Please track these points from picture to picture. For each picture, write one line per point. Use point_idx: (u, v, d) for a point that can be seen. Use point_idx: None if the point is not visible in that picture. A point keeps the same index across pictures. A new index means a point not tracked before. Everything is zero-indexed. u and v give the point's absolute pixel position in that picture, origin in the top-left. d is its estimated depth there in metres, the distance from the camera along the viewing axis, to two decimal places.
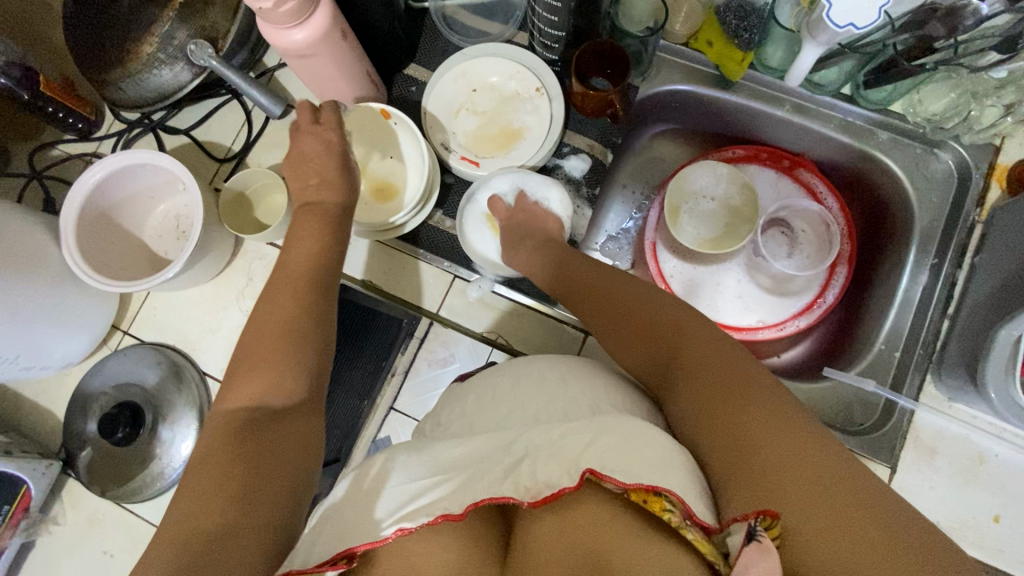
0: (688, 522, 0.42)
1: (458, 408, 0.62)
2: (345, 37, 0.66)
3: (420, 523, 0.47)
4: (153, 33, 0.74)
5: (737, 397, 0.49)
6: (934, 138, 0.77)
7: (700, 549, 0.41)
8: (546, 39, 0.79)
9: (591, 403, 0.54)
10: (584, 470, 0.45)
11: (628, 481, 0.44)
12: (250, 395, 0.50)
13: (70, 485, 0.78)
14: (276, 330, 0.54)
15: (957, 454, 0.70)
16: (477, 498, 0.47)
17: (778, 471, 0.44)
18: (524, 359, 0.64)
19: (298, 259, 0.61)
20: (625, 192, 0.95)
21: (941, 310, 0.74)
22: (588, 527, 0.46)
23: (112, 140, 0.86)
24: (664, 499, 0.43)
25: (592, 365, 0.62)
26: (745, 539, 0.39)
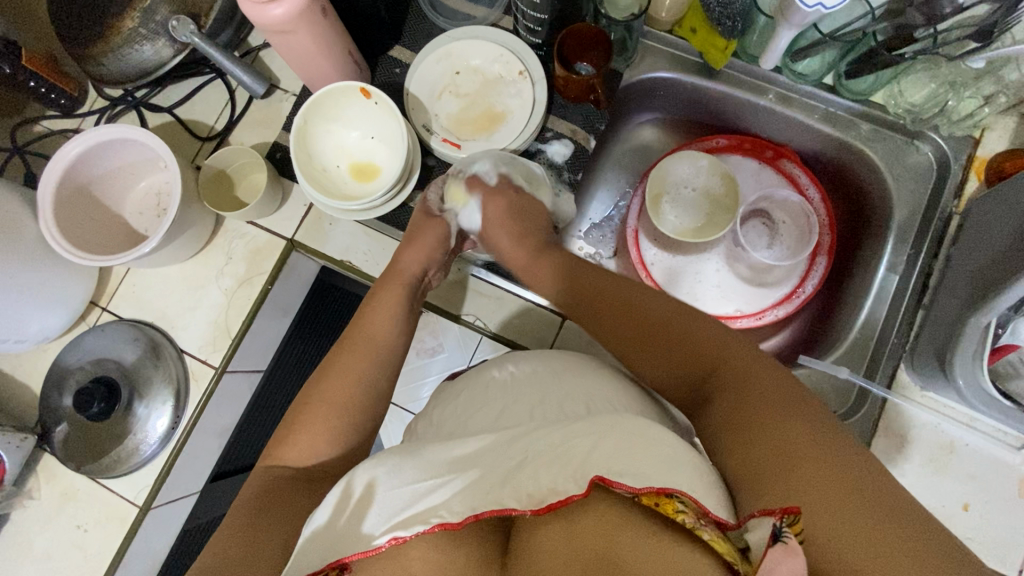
0: (704, 522, 0.42)
1: (448, 408, 0.64)
2: (324, 13, 0.67)
3: (414, 532, 0.46)
4: (135, 8, 0.76)
5: (760, 400, 0.48)
6: (913, 129, 0.77)
7: (719, 549, 0.40)
8: (529, 22, 0.79)
9: (586, 402, 0.57)
10: (593, 477, 0.44)
11: (639, 484, 0.43)
12: (331, 396, 0.61)
13: (45, 460, 0.77)
14: (359, 350, 0.66)
15: (928, 443, 0.71)
16: (478, 509, 0.47)
17: (801, 472, 0.43)
18: (521, 356, 0.66)
19: (385, 306, 0.69)
20: (609, 181, 0.96)
21: (916, 300, 0.74)
22: (597, 534, 0.44)
23: (94, 116, 0.86)
24: (676, 500, 0.42)
25: (581, 360, 0.65)
26: (771, 540, 0.38)
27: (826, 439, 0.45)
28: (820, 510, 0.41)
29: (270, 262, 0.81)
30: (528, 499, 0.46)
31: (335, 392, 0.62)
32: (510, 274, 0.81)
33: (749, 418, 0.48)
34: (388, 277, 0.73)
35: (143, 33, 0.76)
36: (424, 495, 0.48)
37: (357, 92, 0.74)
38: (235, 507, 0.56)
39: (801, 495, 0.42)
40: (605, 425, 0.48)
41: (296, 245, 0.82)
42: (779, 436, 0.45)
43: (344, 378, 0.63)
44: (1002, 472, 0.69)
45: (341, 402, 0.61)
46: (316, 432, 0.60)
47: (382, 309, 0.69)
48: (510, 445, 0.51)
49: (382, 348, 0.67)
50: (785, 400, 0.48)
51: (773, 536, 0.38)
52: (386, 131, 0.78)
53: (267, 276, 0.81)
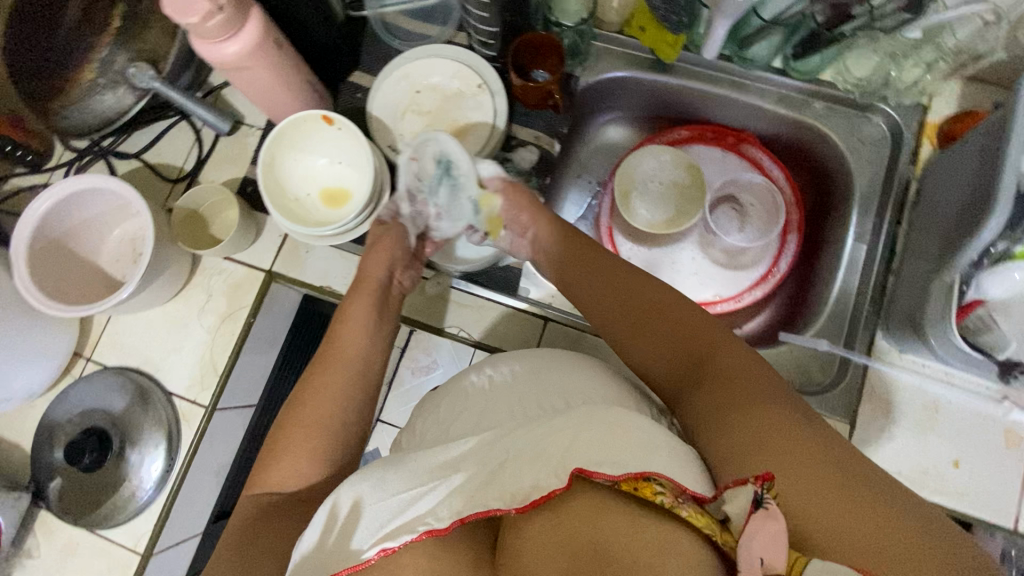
0: (681, 500, 0.43)
1: (430, 416, 0.64)
2: (280, 47, 0.68)
3: (402, 542, 0.46)
4: (92, 59, 0.77)
5: (733, 381, 0.52)
6: (864, 103, 0.80)
7: (698, 523, 0.42)
8: (482, 36, 0.82)
9: (564, 396, 0.60)
10: (574, 469, 0.45)
11: (619, 472, 0.44)
12: (318, 413, 0.61)
13: (42, 517, 0.77)
14: (338, 363, 0.65)
15: (913, 405, 0.72)
16: (463, 513, 0.47)
17: (780, 443, 0.46)
18: (503, 358, 0.67)
19: (353, 318, 0.69)
20: (579, 182, 0.98)
21: (884, 267, 0.76)
22: (585, 523, 0.45)
23: (63, 170, 0.87)
24: (654, 483, 0.43)
25: (559, 353, 0.66)
26: (752, 506, 0.41)
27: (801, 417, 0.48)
28: (796, 478, 0.44)
29: (251, 296, 0.81)
30: (511, 497, 0.47)
31: (309, 410, 0.61)
32: (489, 283, 0.83)
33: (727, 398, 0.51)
34: (358, 286, 0.72)
35: (104, 83, 0.78)
36: (412, 500, 0.49)
37: (320, 120, 0.75)
38: (227, 530, 0.59)
39: (777, 465, 0.45)
40: (583, 419, 0.49)
41: (275, 276, 0.82)
42: (757, 412, 0.48)
43: (318, 395, 0.62)
44: (986, 426, 0.71)
45: (313, 419, 0.61)
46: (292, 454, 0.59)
47: (351, 320, 0.69)
48: (498, 446, 0.51)
49: (357, 359, 0.66)
50: (764, 384, 0.51)
51: (754, 504, 0.40)
52: (351, 154, 0.78)
53: (249, 310, 0.81)
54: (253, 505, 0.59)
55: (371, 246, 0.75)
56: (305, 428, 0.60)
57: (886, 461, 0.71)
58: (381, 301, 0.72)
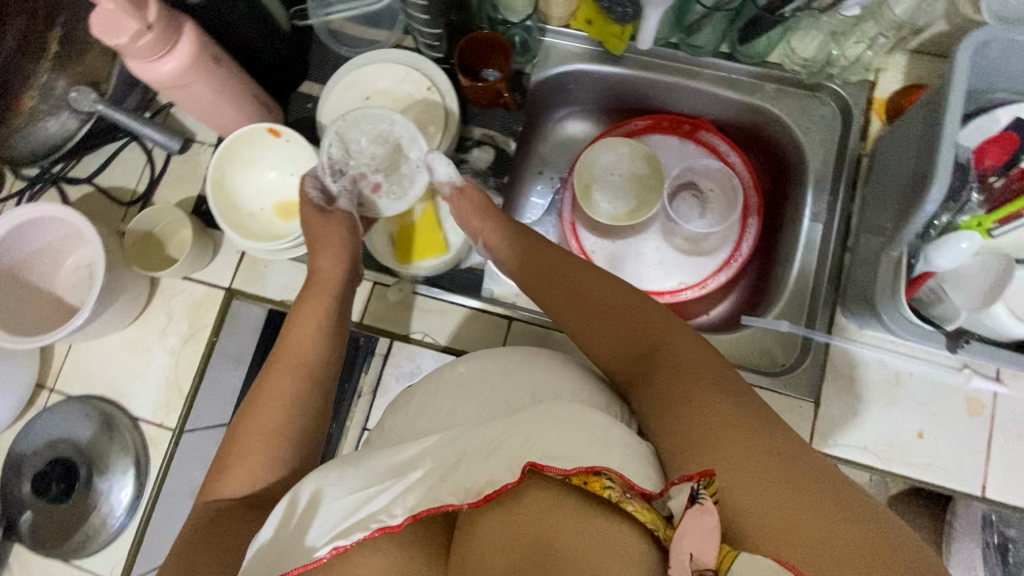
0: (628, 495, 0.44)
1: (399, 413, 0.63)
2: (219, 62, 0.68)
3: (355, 539, 0.47)
4: (33, 86, 0.76)
5: (685, 378, 0.53)
6: (812, 82, 0.80)
7: (642, 518, 0.43)
8: (427, 38, 0.81)
9: (531, 391, 0.58)
10: (525, 464, 0.45)
11: (568, 465, 0.45)
12: (275, 416, 0.61)
13: (15, 552, 0.77)
14: (295, 364, 0.65)
15: (876, 379, 0.72)
16: (416, 510, 0.47)
17: (721, 441, 0.47)
18: (473, 355, 0.65)
19: (308, 319, 0.68)
20: (541, 178, 0.98)
21: (840, 245, 0.76)
22: (536, 516, 0.45)
23: (14, 200, 0.86)
24: (603, 477, 0.44)
25: (524, 351, 0.64)
26: (689, 502, 0.43)
27: (746, 414, 0.49)
28: (736, 476, 0.45)
29: (212, 314, 0.81)
30: (465, 492, 0.47)
31: (268, 413, 0.61)
32: (453, 286, 0.84)
33: (675, 398, 0.52)
34: (311, 290, 0.71)
35: (45, 110, 0.77)
36: (369, 499, 0.49)
37: (266, 132, 0.75)
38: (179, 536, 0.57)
39: (718, 461, 0.47)
40: (540, 414, 0.49)
41: (235, 293, 0.81)
42: (699, 412, 0.50)
43: (275, 397, 0.62)
44: (947, 395, 0.71)
45: (274, 423, 0.60)
46: (252, 457, 0.59)
47: (305, 323, 0.68)
48: (454, 444, 0.50)
49: (316, 360, 0.66)
50: (714, 382, 0.52)
51: (690, 500, 0.43)
52: (303, 165, 0.78)
53: (211, 329, 0.81)
54: (206, 509, 0.58)
55: (314, 241, 0.74)
56: (266, 432, 0.60)
57: (851, 437, 0.71)
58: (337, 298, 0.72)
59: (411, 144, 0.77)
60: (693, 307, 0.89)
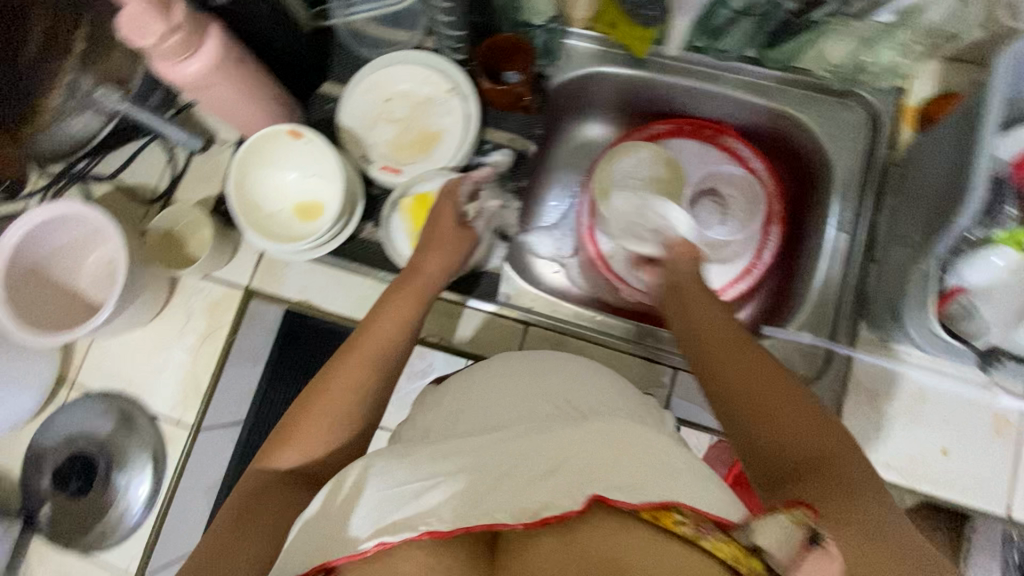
0: (703, 531, 0.42)
1: (432, 411, 0.64)
2: (242, 64, 0.68)
3: (400, 537, 0.46)
4: (57, 83, 0.77)
5: (836, 465, 0.48)
6: (841, 89, 0.79)
7: (721, 553, 0.40)
8: (450, 41, 0.81)
9: (557, 399, 0.60)
10: (593, 495, 0.45)
11: (639, 500, 0.44)
12: (343, 402, 0.59)
13: (34, 543, 0.78)
14: (370, 357, 0.61)
15: (899, 394, 0.71)
16: (468, 522, 0.46)
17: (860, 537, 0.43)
18: (505, 358, 0.67)
19: (389, 319, 0.64)
20: (559, 182, 0.98)
21: (865, 256, 0.75)
22: (602, 542, 0.43)
23: (38, 196, 0.85)
24: (674, 512, 0.43)
25: (563, 360, 0.66)
26: (804, 544, 0.39)
27: (888, 526, 0.45)
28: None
29: (230, 314, 0.81)
30: (519, 512, 0.46)
31: (336, 400, 0.59)
32: (471, 289, 0.82)
33: (812, 480, 0.47)
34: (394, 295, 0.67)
35: (71, 108, 0.78)
36: (395, 508, 0.48)
37: (288, 135, 0.75)
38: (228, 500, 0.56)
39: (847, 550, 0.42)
40: (597, 431, 0.50)
41: (253, 292, 0.82)
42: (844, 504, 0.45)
43: (347, 382, 0.60)
44: (972, 411, 0.70)
45: (340, 411, 0.59)
46: (311, 439, 0.58)
47: (386, 319, 0.64)
48: (480, 453, 0.51)
49: (393, 358, 0.62)
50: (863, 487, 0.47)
51: (809, 542, 0.39)
52: (320, 167, 0.77)
53: (229, 328, 0.81)
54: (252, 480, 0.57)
55: (429, 242, 0.72)
56: (330, 417, 0.58)
57: (873, 450, 0.70)
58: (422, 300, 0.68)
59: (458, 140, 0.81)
60: None
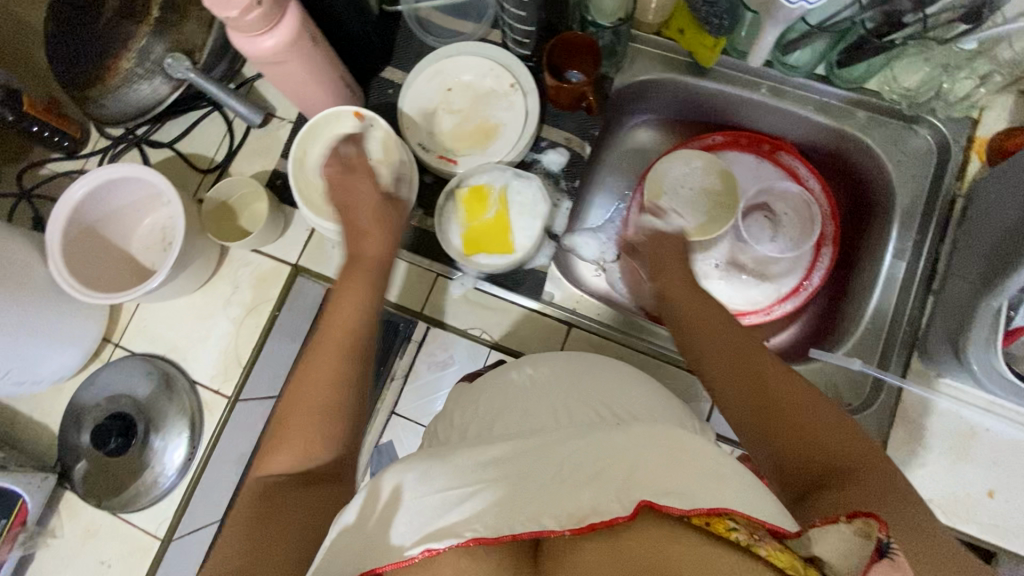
0: (758, 539, 0.40)
1: (469, 410, 0.65)
2: (316, 42, 0.68)
3: (449, 544, 0.45)
4: (130, 48, 0.77)
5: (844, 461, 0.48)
6: (910, 114, 0.77)
7: (778, 563, 0.39)
8: (518, 35, 0.80)
9: (601, 406, 0.61)
10: (641, 502, 0.44)
11: (688, 506, 0.42)
12: (324, 386, 0.56)
13: (67, 498, 0.79)
14: (341, 331, 0.60)
15: (949, 431, 0.69)
16: (514, 529, 0.45)
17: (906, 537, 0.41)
18: (540, 358, 0.68)
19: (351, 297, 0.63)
20: (608, 185, 0.97)
21: (924, 287, 0.73)
22: (651, 551, 0.41)
23: (98, 156, 0.88)
24: (727, 518, 0.41)
25: (607, 370, 0.66)
26: (876, 556, 0.37)
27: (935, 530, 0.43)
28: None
29: (276, 289, 0.82)
30: (566, 519, 0.45)
31: (314, 389, 0.56)
32: (516, 286, 0.81)
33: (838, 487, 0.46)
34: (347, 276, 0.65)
35: (139, 72, 0.77)
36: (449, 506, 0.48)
37: (352, 116, 0.76)
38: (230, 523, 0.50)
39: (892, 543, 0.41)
40: (638, 438, 0.50)
41: (300, 270, 0.83)
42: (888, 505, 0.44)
43: (324, 365, 0.58)
44: (1022, 455, 0.68)
45: (326, 398, 0.56)
46: (301, 437, 0.54)
47: (350, 298, 0.62)
48: (530, 455, 0.52)
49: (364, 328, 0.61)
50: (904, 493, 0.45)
51: (878, 553, 0.37)
52: (381, 151, 0.79)
53: (273, 303, 0.82)
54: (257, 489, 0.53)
55: (359, 230, 0.67)
56: (313, 409, 0.55)
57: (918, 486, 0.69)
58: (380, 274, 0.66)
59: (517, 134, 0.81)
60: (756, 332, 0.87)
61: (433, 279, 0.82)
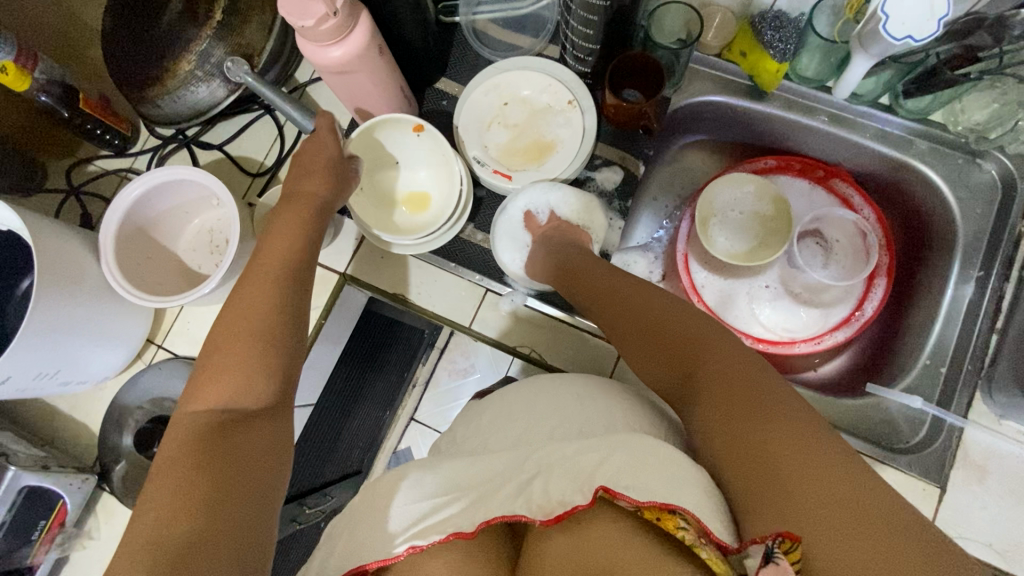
0: (704, 540, 0.44)
1: (475, 424, 0.65)
2: (382, 53, 0.67)
3: (432, 540, 0.51)
4: (192, 51, 0.76)
5: (744, 404, 0.50)
6: (977, 148, 0.75)
7: (715, 568, 0.43)
8: (580, 52, 0.80)
9: (607, 424, 0.57)
10: (599, 487, 0.47)
11: (643, 498, 0.46)
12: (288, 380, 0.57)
13: (105, 499, 0.78)
14: (281, 264, 0.62)
15: (1006, 472, 0.70)
16: (489, 516, 0.50)
17: (792, 486, 0.45)
18: (540, 378, 0.66)
19: (291, 245, 0.64)
20: (655, 204, 0.95)
21: (990, 323, 0.73)
22: (599, 544, 0.48)
23: (147, 156, 0.88)
24: (678, 516, 0.45)
25: (602, 385, 0.64)
26: (762, 561, 0.40)
27: (806, 443, 0.47)
28: (817, 524, 0.43)
29: (324, 298, 0.80)
30: None
31: (256, 317, 0.57)
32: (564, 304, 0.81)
33: (738, 443, 0.49)
34: (282, 225, 0.65)
35: (199, 75, 0.77)
36: None
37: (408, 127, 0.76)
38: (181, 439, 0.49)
39: (790, 511, 0.44)
40: (670, 470, 0.47)
41: (348, 279, 0.81)
42: (767, 451, 0.47)
43: (245, 320, 0.57)
44: None
45: (267, 321, 0.57)
46: (253, 367, 0.54)
47: (287, 232, 0.65)
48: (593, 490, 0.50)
49: (307, 250, 0.64)
50: (775, 412, 0.49)
51: (765, 558, 0.40)
52: (431, 158, 0.80)
53: (320, 311, 0.79)
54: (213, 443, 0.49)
55: (303, 170, 0.69)
56: (245, 371, 0.54)
57: (976, 529, 0.69)
58: (316, 213, 0.68)
59: (579, 146, 0.80)
60: (802, 361, 0.86)
61: (483, 295, 0.81)
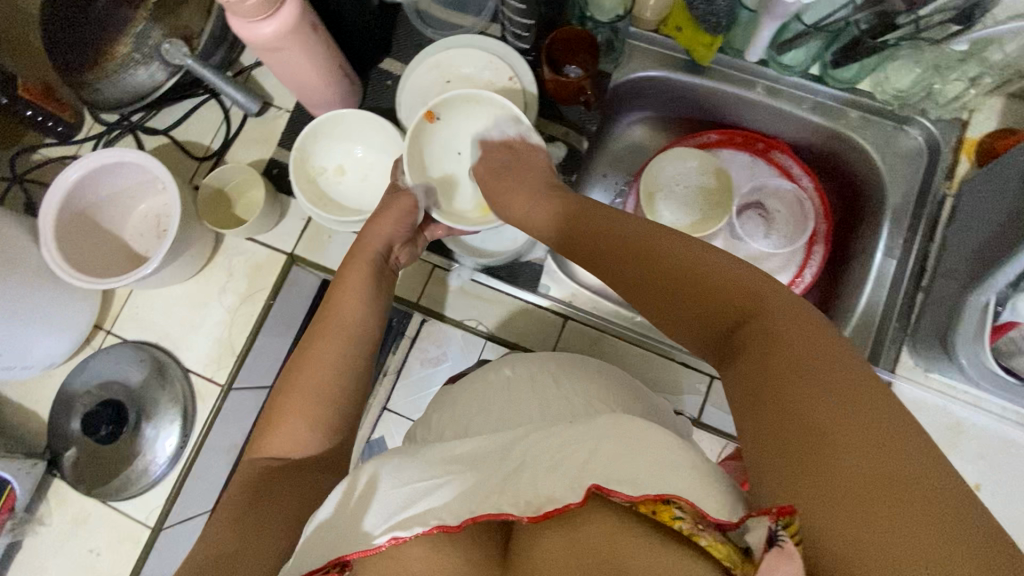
0: (701, 527, 0.39)
1: (444, 413, 0.65)
2: (315, 30, 0.68)
3: (415, 532, 0.46)
4: (129, 33, 0.76)
5: (783, 356, 0.43)
6: (902, 115, 0.78)
7: (716, 554, 0.38)
8: (517, 28, 0.81)
9: (581, 402, 0.59)
10: (590, 486, 0.42)
11: (636, 492, 0.41)
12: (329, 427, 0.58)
13: (56, 485, 0.78)
14: None
15: (937, 423, 0.72)
16: (475, 512, 0.46)
17: (826, 463, 0.38)
18: (520, 359, 0.67)
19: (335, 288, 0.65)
20: (604, 181, 0.98)
21: (915, 283, 0.75)
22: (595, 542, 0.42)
23: (92, 142, 0.87)
24: (674, 506, 0.40)
25: (564, 360, 0.66)
26: (767, 541, 0.35)
27: (849, 408, 0.39)
28: (832, 504, 0.37)
29: (272, 278, 0.82)
30: (526, 506, 0.45)
31: (307, 374, 0.59)
32: (511, 277, 0.81)
33: (763, 405, 0.43)
34: None
35: (137, 57, 0.77)
36: (428, 493, 0.49)
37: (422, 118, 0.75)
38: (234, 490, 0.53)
39: (807, 488, 0.38)
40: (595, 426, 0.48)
41: (295, 259, 0.82)
42: (796, 413, 0.40)
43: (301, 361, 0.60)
44: (1008, 449, 0.71)
45: (329, 386, 0.58)
46: (305, 419, 0.57)
47: (346, 285, 0.65)
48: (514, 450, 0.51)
49: None
50: (825, 375, 0.41)
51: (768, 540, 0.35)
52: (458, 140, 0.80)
53: (269, 291, 0.82)
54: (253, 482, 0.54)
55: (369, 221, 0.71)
56: (304, 410, 0.57)
57: None
58: None
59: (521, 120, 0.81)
60: None
61: (431, 270, 0.82)
